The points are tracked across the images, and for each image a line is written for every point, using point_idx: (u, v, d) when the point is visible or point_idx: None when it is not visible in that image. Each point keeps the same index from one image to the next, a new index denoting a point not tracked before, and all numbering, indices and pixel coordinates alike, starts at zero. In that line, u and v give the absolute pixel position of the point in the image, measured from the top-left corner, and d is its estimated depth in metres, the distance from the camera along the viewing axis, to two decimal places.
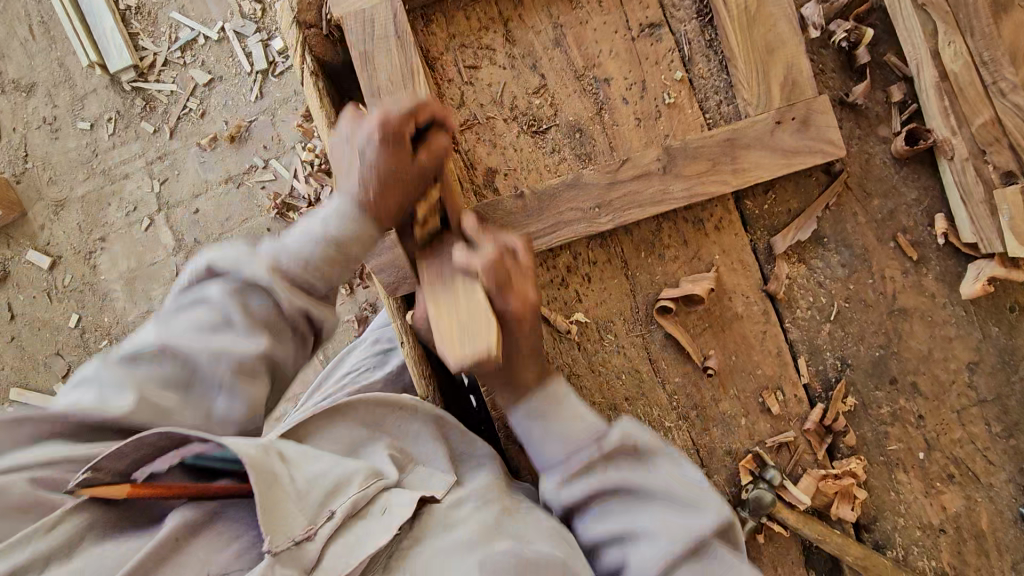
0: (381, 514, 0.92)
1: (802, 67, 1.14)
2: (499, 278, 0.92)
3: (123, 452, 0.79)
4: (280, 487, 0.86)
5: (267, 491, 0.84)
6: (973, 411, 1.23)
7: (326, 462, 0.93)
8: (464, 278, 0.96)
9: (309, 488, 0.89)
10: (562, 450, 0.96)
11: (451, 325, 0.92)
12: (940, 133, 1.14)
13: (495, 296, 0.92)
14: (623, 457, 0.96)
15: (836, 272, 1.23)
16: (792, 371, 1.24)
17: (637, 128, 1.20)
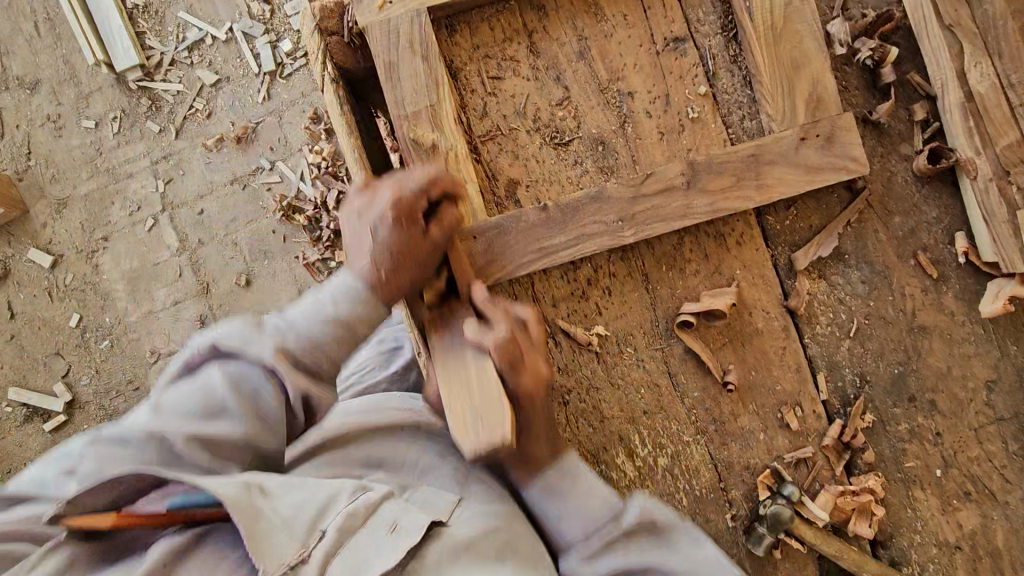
0: (391, 532, 0.94)
1: (827, 85, 1.14)
2: (511, 358, 0.99)
3: (100, 488, 0.85)
4: (259, 522, 0.88)
5: (249, 526, 0.87)
6: (990, 428, 1.24)
7: (306, 490, 0.96)
8: (476, 353, 1.03)
9: (293, 516, 0.92)
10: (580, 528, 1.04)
11: (463, 411, 0.99)
12: (963, 153, 1.14)
13: (506, 374, 1.00)
14: (645, 535, 1.02)
15: (856, 289, 1.22)
16: (811, 387, 1.23)
17: (660, 142, 1.20)
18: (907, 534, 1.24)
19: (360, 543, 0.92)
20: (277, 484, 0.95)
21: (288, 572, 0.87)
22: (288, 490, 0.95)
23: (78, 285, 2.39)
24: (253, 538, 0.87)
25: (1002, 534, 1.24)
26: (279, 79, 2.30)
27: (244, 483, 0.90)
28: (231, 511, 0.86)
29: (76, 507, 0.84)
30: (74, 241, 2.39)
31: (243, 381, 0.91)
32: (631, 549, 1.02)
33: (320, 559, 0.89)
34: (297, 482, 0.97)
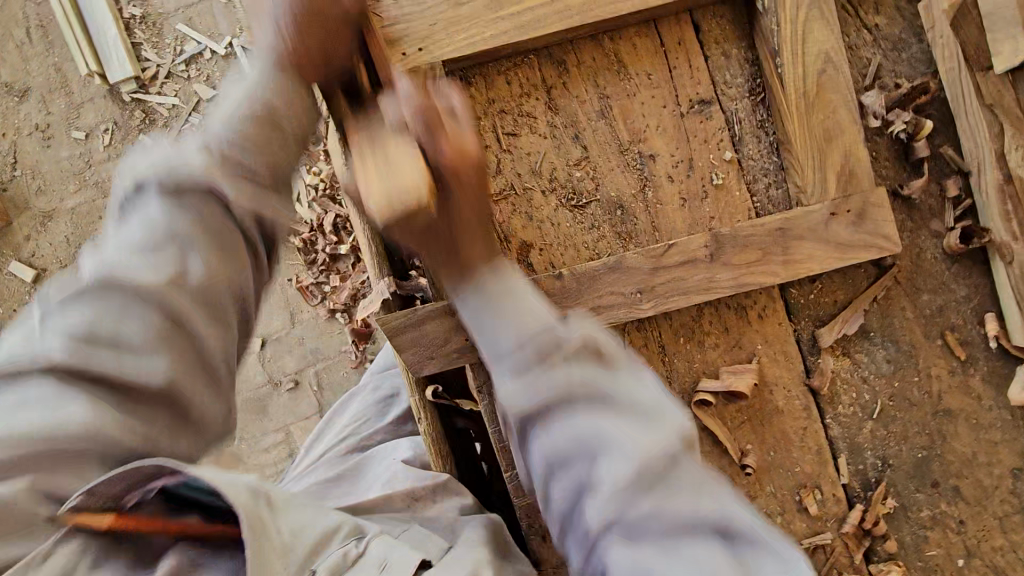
0: (380, 574, 0.77)
1: (860, 158, 1.08)
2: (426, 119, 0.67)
3: (115, 476, 0.59)
4: (269, 539, 0.70)
5: (258, 541, 0.68)
6: (1015, 518, 1.18)
7: (305, 513, 0.77)
8: (400, 138, 0.70)
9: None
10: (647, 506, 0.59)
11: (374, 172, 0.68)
12: (997, 235, 1.09)
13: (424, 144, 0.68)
14: None
15: (881, 368, 1.17)
16: (832, 470, 1.17)
17: (681, 209, 1.14)
18: None
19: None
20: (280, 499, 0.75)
21: None
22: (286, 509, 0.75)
23: None
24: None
25: None
26: None
27: (252, 490, 0.71)
28: (239, 520, 0.66)
29: (93, 497, 0.60)
30: (58, 258, 2.30)
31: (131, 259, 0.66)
32: (592, 447, 0.61)
33: (330, 572, 0.74)
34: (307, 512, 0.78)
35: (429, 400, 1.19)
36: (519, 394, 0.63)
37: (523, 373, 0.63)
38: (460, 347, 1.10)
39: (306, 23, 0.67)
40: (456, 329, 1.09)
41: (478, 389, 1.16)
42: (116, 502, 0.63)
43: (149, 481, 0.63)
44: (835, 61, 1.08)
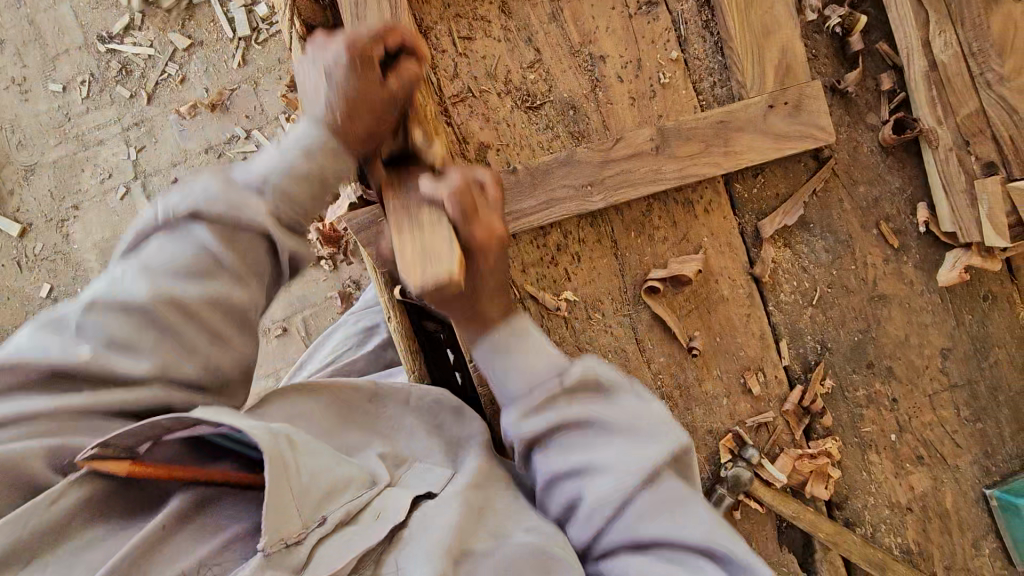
0: (375, 519, 0.85)
1: (797, 52, 1.14)
2: (464, 206, 0.80)
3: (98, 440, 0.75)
4: (286, 482, 0.77)
5: (275, 485, 0.76)
6: (944, 395, 1.28)
7: (329, 459, 0.85)
8: (431, 209, 0.84)
9: (310, 482, 0.81)
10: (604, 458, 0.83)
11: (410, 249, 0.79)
12: (926, 123, 1.15)
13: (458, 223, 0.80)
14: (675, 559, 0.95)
15: (820, 258, 1.24)
16: (774, 354, 1.26)
17: (630, 107, 1.19)
18: (862, 495, 1.29)
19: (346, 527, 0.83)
20: (307, 444, 0.84)
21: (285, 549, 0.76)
22: (311, 455, 0.83)
23: (48, 253, 2.33)
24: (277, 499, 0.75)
25: (951, 495, 1.29)
26: (253, 45, 2.24)
27: (272, 432, 0.79)
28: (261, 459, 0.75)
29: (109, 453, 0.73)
30: (44, 208, 2.33)
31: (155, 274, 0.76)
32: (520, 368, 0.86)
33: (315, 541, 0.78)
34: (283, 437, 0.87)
35: (399, 300, 1.26)
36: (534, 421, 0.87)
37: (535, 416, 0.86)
38: None
39: (357, 109, 0.81)
40: None
41: None
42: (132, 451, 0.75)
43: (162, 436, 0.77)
44: None
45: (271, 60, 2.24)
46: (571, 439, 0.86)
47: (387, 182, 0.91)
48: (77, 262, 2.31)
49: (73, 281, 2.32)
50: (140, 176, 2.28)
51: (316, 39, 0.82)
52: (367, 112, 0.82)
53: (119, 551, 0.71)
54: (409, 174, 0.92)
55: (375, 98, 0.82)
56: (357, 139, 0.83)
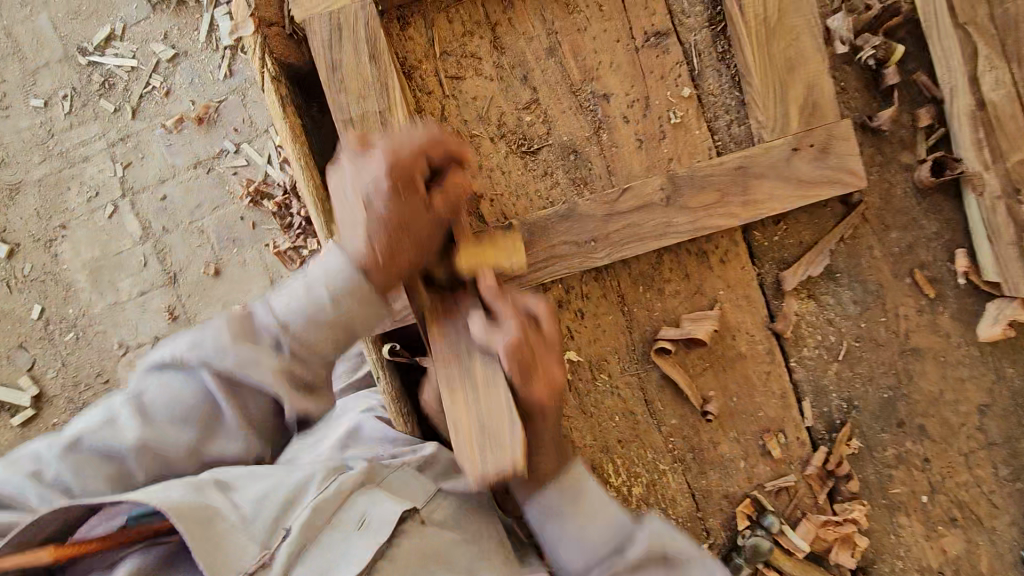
0: (360, 529, 0.84)
1: (825, 88, 1.02)
2: (522, 361, 0.84)
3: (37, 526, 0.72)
4: (218, 524, 0.78)
5: (201, 531, 0.76)
6: (980, 454, 1.18)
7: (268, 479, 0.86)
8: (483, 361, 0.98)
9: (256, 510, 0.82)
10: (578, 556, 0.86)
11: (472, 437, 0.94)
12: (969, 166, 1.04)
13: (520, 387, 0.86)
14: None
15: (847, 309, 1.14)
16: (796, 414, 1.16)
17: (638, 150, 1.08)
18: (890, 560, 1.20)
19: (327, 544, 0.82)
20: (238, 473, 0.86)
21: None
22: (249, 479, 0.85)
23: (36, 276, 2.21)
24: (205, 541, 0.76)
25: (987, 560, 1.20)
26: (241, 57, 2.12)
27: (196, 483, 0.80)
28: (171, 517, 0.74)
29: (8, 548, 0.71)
30: (30, 230, 2.22)
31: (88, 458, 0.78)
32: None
33: (285, 560, 0.79)
34: (258, 470, 0.87)
35: (387, 357, 1.18)
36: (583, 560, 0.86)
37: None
38: (411, 304, 1.04)
39: (398, 240, 0.88)
40: (406, 286, 1.04)
41: (435, 346, 1.12)
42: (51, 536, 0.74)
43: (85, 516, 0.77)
44: None
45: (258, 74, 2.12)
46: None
47: (432, 309, 1.02)
48: (66, 284, 2.20)
49: (62, 303, 2.20)
50: (128, 198, 2.18)
51: (355, 159, 0.89)
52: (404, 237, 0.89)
53: None
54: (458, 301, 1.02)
55: (421, 221, 0.90)
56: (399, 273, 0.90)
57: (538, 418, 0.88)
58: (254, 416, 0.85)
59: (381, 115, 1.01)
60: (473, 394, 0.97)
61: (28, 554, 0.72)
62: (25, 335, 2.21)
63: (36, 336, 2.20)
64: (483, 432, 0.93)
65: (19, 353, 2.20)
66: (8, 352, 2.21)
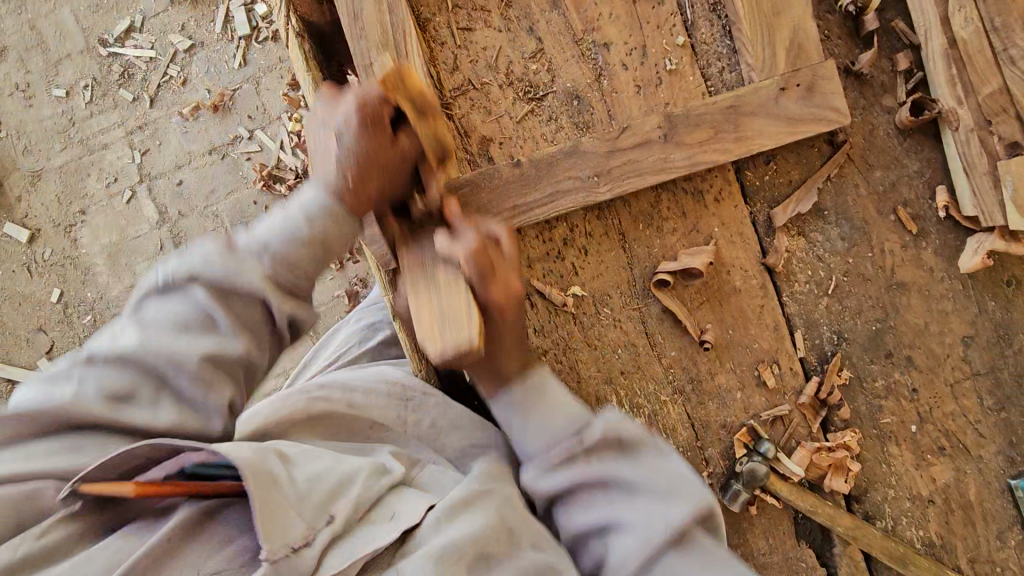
0: (389, 521, 0.88)
1: (809, 31, 1.10)
2: (483, 268, 0.90)
3: (114, 463, 0.80)
4: (279, 490, 0.82)
5: (263, 494, 0.80)
6: (966, 384, 1.24)
7: (325, 462, 0.91)
8: (445, 271, 0.95)
9: (309, 488, 0.85)
10: (540, 441, 0.94)
11: (428, 313, 0.92)
12: (946, 104, 1.11)
13: (477, 286, 0.91)
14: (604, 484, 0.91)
15: (835, 246, 1.21)
16: (788, 346, 1.23)
17: (636, 96, 1.16)
18: (882, 489, 1.25)
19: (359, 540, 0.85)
20: (299, 455, 0.90)
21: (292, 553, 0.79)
22: (307, 465, 0.89)
23: (57, 256, 2.29)
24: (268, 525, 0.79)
25: (975, 487, 1.26)
26: (254, 43, 2.22)
27: (260, 449, 0.85)
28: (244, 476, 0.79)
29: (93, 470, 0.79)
30: (51, 213, 2.30)
31: (110, 375, 0.83)
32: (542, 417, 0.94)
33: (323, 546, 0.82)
34: (310, 452, 0.92)
35: None
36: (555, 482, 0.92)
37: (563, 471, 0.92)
38: None
39: (368, 172, 0.91)
40: None
41: None
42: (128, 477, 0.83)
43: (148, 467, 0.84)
44: None
45: (272, 59, 2.21)
46: (595, 498, 0.91)
47: (402, 241, 1.02)
48: (86, 265, 2.27)
49: (82, 284, 2.27)
50: (146, 180, 2.26)
51: (329, 100, 0.93)
52: (382, 172, 0.93)
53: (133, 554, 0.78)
54: (425, 229, 1.03)
55: (389, 157, 0.93)
56: (361, 200, 0.92)
57: (494, 317, 0.92)
58: (252, 328, 0.89)
59: (399, 61, 1.10)
60: (434, 291, 0.94)
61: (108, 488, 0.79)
62: (47, 315, 2.27)
63: (57, 315, 2.27)
64: (443, 315, 0.91)
65: (41, 331, 2.26)
66: (31, 331, 2.27)
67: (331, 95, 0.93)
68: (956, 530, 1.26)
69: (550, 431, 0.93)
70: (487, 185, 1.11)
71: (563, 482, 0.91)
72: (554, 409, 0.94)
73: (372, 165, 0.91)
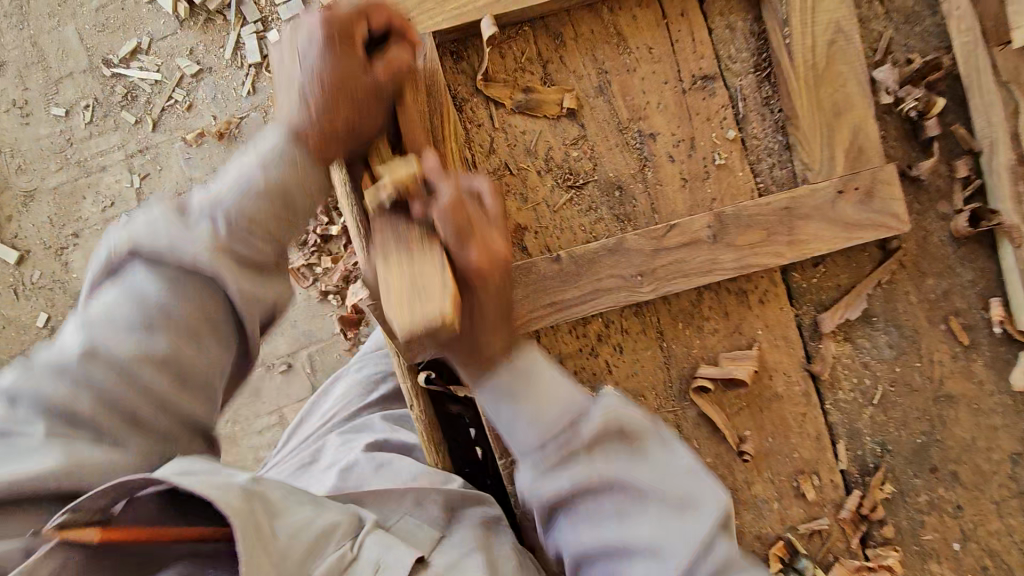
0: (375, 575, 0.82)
1: (869, 133, 1.04)
2: (459, 227, 0.74)
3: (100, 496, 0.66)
4: (264, 543, 0.74)
5: (248, 537, 0.72)
6: (1012, 503, 1.18)
7: (303, 514, 0.83)
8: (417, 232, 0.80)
9: (305, 553, 0.79)
10: (532, 435, 0.79)
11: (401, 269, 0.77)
12: (1008, 218, 1.06)
13: (455, 250, 0.75)
14: (620, 491, 0.78)
15: (883, 353, 1.14)
16: (830, 456, 1.16)
17: (682, 190, 1.10)
18: None
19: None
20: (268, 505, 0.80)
21: None
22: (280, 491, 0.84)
23: (44, 282, 2.16)
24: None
25: None
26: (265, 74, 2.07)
27: (244, 493, 0.76)
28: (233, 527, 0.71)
29: (79, 514, 0.67)
30: (42, 238, 2.16)
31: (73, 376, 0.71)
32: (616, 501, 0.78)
33: None
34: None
35: (423, 386, 1.19)
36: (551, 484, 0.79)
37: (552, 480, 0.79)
38: None
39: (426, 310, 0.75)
40: None
41: None
42: (103, 516, 0.69)
43: (137, 491, 0.71)
44: (846, 32, 1.04)
45: None
46: (597, 503, 0.79)
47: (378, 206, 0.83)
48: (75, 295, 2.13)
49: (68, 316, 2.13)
50: None
51: (386, 225, 0.81)
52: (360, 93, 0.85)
53: None
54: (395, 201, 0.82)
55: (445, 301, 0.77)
56: (341, 129, 0.84)
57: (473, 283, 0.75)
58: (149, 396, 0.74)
59: (436, 146, 1.03)
60: (406, 261, 0.78)
61: (74, 534, 0.66)
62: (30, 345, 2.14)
63: None
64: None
65: None
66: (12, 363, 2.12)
67: (387, 219, 0.82)
68: None
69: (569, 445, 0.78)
70: (523, 279, 1.04)
71: (568, 486, 0.78)
72: (559, 402, 0.79)
73: (419, 306, 0.75)
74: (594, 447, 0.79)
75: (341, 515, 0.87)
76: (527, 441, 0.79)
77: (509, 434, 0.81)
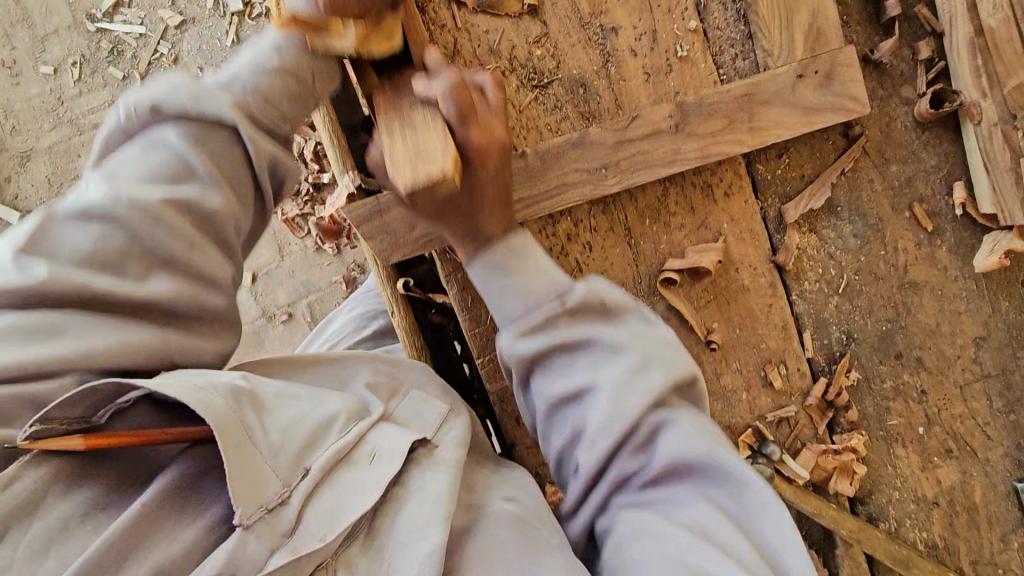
0: (371, 462, 0.76)
1: (829, 14, 1.05)
2: (461, 103, 0.74)
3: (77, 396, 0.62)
4: (245, 446, 0.68)
5: (231, 452, 0.67)
6: (976, 386, 1.21)
7: (302, 406, 0.78)
8: (422, 112, 0.75)
9: (282, 443, 0.72)
10: (518, 305, 0.82)
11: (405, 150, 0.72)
12: (969, 96, 1.07)
13: (455, 128, 0.75)
14: (590, 317, 0.82)
15: (847, 243, 1.17)
16: (796, 345, 1.19)
17: (645, 83, 1.11)
18: (886, 490, 1.23)
19: (340, 491, 0.72)
20: (270, 395, 0.76)
21: (268, 515, 0.67)
22: (278, 414, 0.75)
23: None
24: (238, 478, 0.66)
25: (981, 489, 1.24)
26: (247, 20, 2.03)
27: (232, 393, 0.71)
28: (213, 425, 0.66)
29: (53, 420, 0.60)
30: (43, 195, 2.20)
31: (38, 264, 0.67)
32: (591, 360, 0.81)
33: (305, 499, 0.70)
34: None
35: (402, 293, 1.22)
36: (524, 347, 0.81)
37: (530, 342, 0.81)
38: (424, 232, 1.09)
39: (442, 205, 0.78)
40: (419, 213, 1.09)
41: (446, 279, 1.16)
42: (81, 423, 0.63)
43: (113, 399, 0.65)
44: None
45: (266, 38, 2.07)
46: (570, 363, 0.82)
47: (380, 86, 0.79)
48: None
49: None
50: None
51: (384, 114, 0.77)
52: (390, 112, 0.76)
53: (101, 534, 0.61)
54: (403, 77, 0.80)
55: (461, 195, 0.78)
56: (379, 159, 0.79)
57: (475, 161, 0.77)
58: None
59: None
60: (410, 130, 0.74)
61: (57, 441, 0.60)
62: None
63: None
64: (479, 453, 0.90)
65: None
66: None
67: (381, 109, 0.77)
68: (959, 531, 1.24)
69: (582, 387, 0.80)
70: None
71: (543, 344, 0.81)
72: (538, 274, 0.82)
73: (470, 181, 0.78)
74: (573, 314, 0.82)
75: (342, 405, 0.80)
76: (512, 310, 0.82)
77: (499, 309, 0.83)
